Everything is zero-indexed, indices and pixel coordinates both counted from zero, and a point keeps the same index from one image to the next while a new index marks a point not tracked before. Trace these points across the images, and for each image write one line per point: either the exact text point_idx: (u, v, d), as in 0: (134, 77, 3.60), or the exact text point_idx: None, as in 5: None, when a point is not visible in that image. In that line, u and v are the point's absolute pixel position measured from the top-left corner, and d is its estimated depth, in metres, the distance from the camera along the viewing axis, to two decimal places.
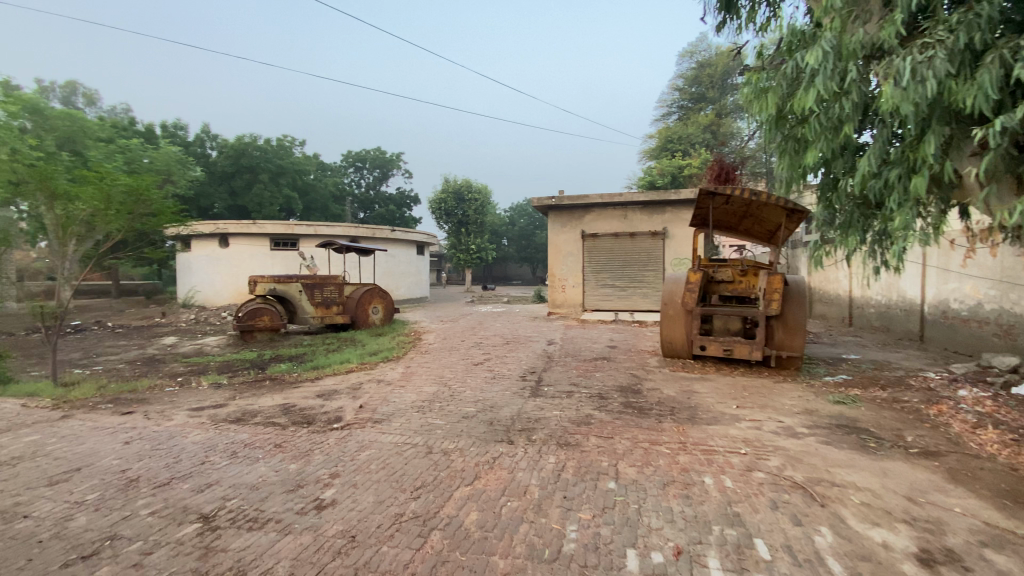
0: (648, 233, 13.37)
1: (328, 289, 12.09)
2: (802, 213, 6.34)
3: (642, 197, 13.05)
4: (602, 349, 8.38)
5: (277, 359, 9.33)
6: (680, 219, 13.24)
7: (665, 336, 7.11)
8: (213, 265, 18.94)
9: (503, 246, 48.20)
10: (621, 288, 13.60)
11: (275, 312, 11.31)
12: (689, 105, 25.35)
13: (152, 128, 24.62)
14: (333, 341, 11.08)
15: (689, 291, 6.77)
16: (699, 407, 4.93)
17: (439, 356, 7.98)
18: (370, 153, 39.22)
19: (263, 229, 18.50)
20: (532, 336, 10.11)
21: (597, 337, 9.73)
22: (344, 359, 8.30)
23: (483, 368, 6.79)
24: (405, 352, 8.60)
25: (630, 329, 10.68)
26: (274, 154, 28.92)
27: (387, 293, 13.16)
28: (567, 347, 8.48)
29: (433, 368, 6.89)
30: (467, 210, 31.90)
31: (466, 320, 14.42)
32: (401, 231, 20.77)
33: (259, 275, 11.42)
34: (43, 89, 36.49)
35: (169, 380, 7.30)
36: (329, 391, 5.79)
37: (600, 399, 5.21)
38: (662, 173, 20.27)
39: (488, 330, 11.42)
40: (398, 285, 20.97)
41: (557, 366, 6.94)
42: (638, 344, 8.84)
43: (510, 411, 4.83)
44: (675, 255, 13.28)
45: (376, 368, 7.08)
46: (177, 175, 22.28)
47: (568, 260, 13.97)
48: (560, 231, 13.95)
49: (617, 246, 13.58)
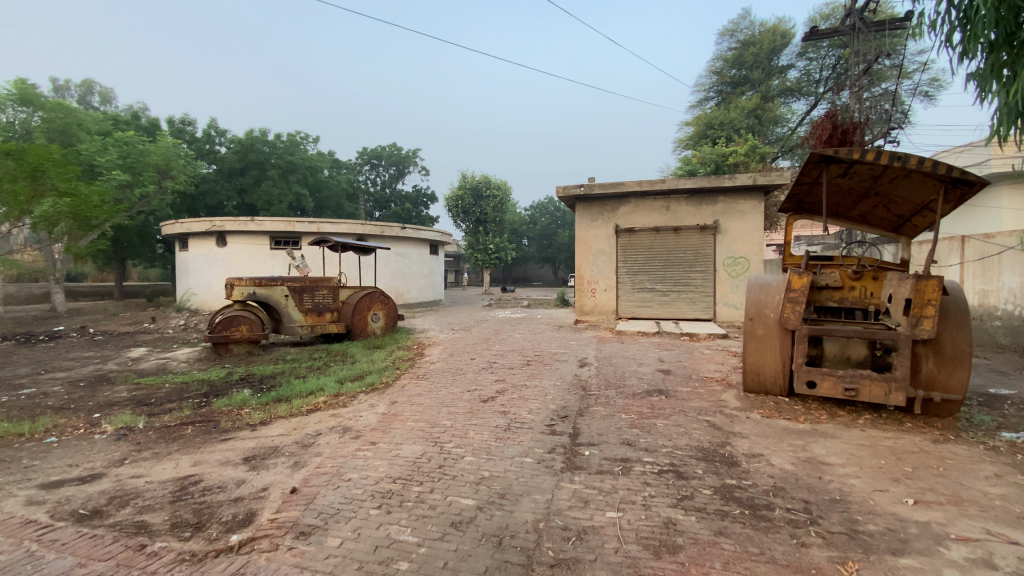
0: (695, 228, 11.26)
1: (320, 294, 10.37)
2: (973, 184, 4.19)
3: (689, 184, 10.96)
4: (652, 375, 6.39)
5: (246, 381, 7.60)
6: (734, 211, 11.11)
7: (750, 363, 5.13)
8: (209, 266, 17.51)
9: (524, 246, 46.30)
10: (663, 292, 11.53)
11: (255, 320, 9.56)
12: (728, 89, 23.01)
13: (157, 123, 23.48)
14: (322, 355, 9.33)
15: (791, 302, 4.72)
16: (854, 511, 2.89)
17: (438, 383, 6.10)
18: (385, 150, 37.74)
19: (262, 227, 16.93)
20: (559, 353, 8.16)
21: (641, 356, 7.70)
22: (320, 385, 6.49)
23: (494, 408, 4.89)
24: (399, 375, 6.77)
25: (680, 345, 8.64)
26: (285, 149, 27.63)
27: (390, 298, 11.37)
28: (605, 372, 6.52)
29: (426, 407, 5.00)
30: (485, 207, 30.05)
31: (480, 328, 12.54)
32: (413, 228, 19.06)
33: (237, 277, 9.70)
34: (60, 88, 36.34)
35: (86, 416, 5.58)
36: (265, 451, 3.94)
37: (679, 484, 3.22)
38: (704, 163, 17.78)
39: (506, 342, 9.52)
40: (409, 287, 19.29)
41: (598, 406, 4.98)
42: (698, 369, 6.80)
43: (532, 508, 2.89)
44: (728, 253, 11.15)
45: (352, 405, 5.25)
46: (176, 170, 20.66)
47: (598, 260, 11.94)
48: (590, 226, 11.94)
49: (658, 243, 11.52)
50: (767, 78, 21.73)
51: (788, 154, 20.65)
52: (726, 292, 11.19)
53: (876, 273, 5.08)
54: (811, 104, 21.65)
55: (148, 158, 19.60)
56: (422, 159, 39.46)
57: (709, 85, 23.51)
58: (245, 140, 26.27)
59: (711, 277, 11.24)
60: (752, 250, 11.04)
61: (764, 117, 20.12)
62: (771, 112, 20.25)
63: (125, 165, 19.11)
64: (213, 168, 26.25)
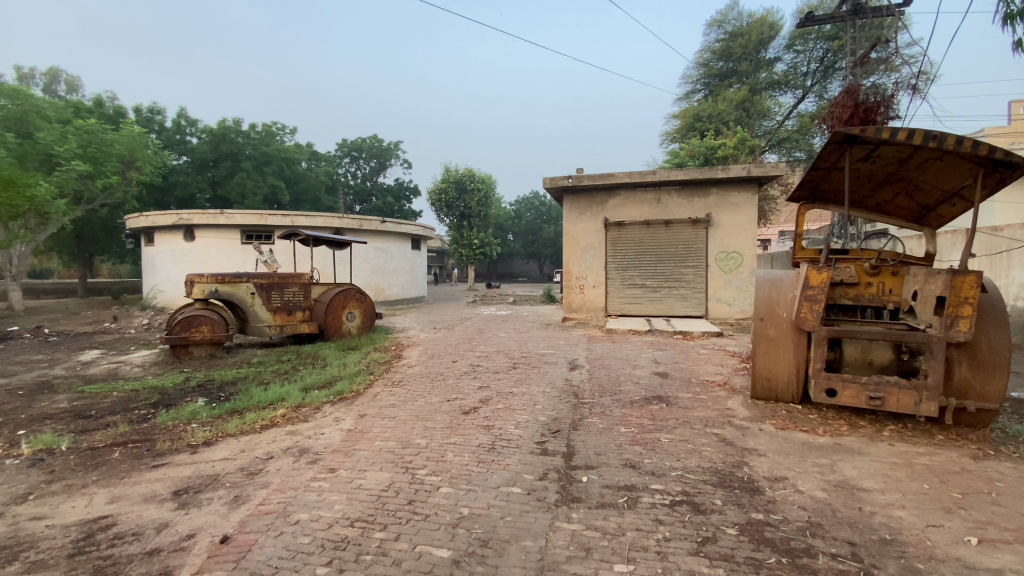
0: (687, 221, 10.79)
1: (289, 291, 9.68)
2: (1015, 169, 3.71)
3: (681, 175, 10.48)
4: (649, 380, 5.87)
5: (203, 388, 6.89)
6: (727, 203, 10.66)
7: (760, 368, 4.64)
8: (177, 261, 16.57)
9: (509, 241, 45.73)
10: (653, 288, 11.05)
11: (217, 320, 8.80)
12: (716, 82, 22.65)
13: (122, 111, 22.25)
14: (291, 358, 8.64)
15: (809, 301, 4.22)
16: (911, 556, 2.39)
17: (414, 391, 5.50)
18: (366, 142, 36.73)
19: (232, 220, 16.01)
20: (547, 353, 7.62)
21: (635, 357, 7.18)
22: (283, 394, 5.83)
23: (476, 421, 4.30)
24: (371, 382, 6.14)
25: (674, 344, 8.16)
26: (261, 140, 26.56)
27: (366, 295, 10.70)
28: (598, 376, 5.99)
29: (398, 421, 4.40)
30: (469, 201, 29.33)
31: (464, 326, 11.93)
32: (393, 222, 18.31)
33: (197, 273, 8.92)
34: (24, 76, 34.35)
35: (6, 434, 4.85)
36: (202, 482, 3.30)
37: (697, 522, 2.69)
38: (694, 155, 17.31)
39: (490, 342, 8.94)
40: (390, 283, 18.56)
41: (592, 417, 4.43)
42: (697, 372, 6.30)
43: (522, 560, 2.33)
44: (721, 247, 10.72)
45: (314, 419, 4.62)
46: (143, 160, 19.16)
47: (586, 255, 11.41)
48: (578, 219, 11.38)
49: (648, 237, 11.03)
50: (756, 70, 21.38)
51: (777, 147, 20.37)
52: (718, 288, 10.76)
53: (896, 268, 4.64)
54: (799, 97, 21.42)
55: (110, 147, 18.13)
56: (404, 152, 38.60)
57: (696, 78, 23.12)
58: (218, 130, 25.16)
59: (703, 273, 10.80)
60: (746, 244, 10.61)
61: (752, 109, 19.76)
62: (759, 104, 19.91)
63: (81, 154, 17.59)
64: (183, 159, 25.06)
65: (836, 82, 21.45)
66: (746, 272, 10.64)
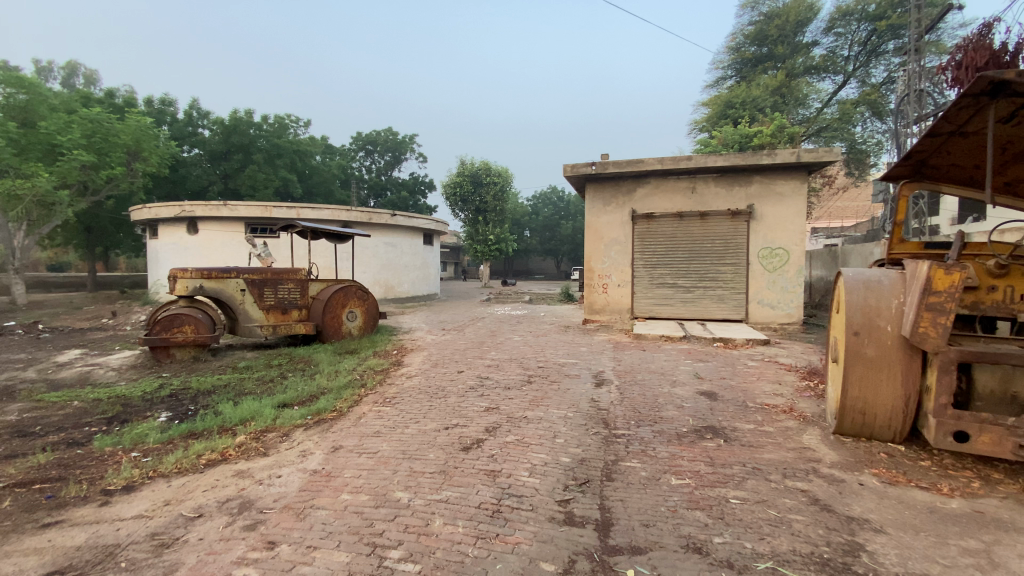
0: (725, 213, 9.65)
1: (284, 288, 8.81)
2: None
3: (720, 161, 9.30)
4: (694, 403, 4.78)
5: (174, 399, 6.04)
6: (772, 193, 9.52)
7: (852, 397, 3.56)
8: (180, 254, 15.93)
9: (526, 237, 44.68)
10: (686, 289, 9.91)
11: (203, 320, 7.96)
12: (750, 67, 21.24)
13: (132, 101, 21.81)
14: (281, 363, 7.76)
15: (931, 311, 3.13)
16: None
17: (408, 412, 4.53)
18: (381, 135, 36.01)
19: (235, 212, 15.27)
20: (569, 363, 6.59)
21: (673, 371, 6.11)
22: (253, 411, 4.90)
23: (477, 463, 3.29)
24: (360, 398, 5.19)
25: (715, 355, 7.04)
26: (273, 132, 25.97)
27: (369, 293, 9.80)
28: (632, 397, 4.93)
29: (380, 460, 3.42)
30: (485, 195, 28.33)
31: (475, 327, 10.96)
32: (404, 216, 17.42)
33: (180, 268, 8.09)
34: (41, 69, 34.44)
35: None
36: (90, 561, 2.36)
37: None
38: (726, 144, 16.03)
39: (502, 347, 7.94)
40: (400, 279, 17.69)
41: (630, 461, 3.38)
42: (752, 394, 5.19)
43: None
44: (764, 243, 9.59)
45: (276, 452, 3.67)
46: (148, 151, 18.48)
47: (611, 250, 10.29)
48: (602, 211, 10.28)
49: (681, 231, 9.89)
50: (794, 53, 19.93)
51: (815, 136, 18.94)
52: (760, 288, 9.63)
53: None
54: (839, 82, 19.96)
55: (116, 137, 17.53)
56: (419, 146, 37.87)
57: (728, 63, 21.75)
58: (229, 121, 24.61)
59: (744, 272, 9.65)
60: (793, 239, 9.45)
61: (790, 95, 18.38)
62: (797, 90, 18.53)
63: (86, 144, 16.97)
64: (195, 151, 24.57)
65: (881, 66, 19.95)
66: (793, 271, 9.48)
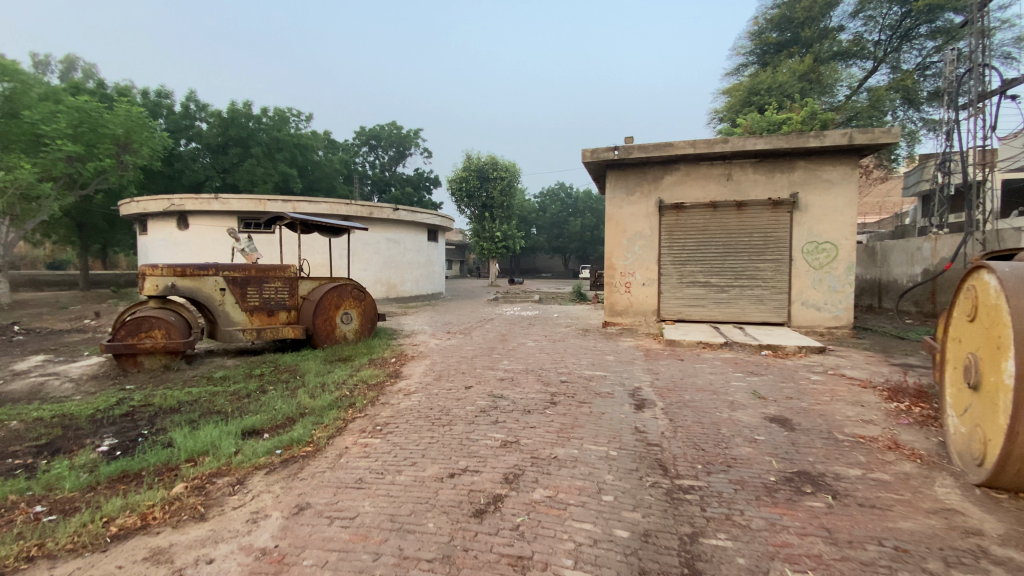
0: (764, 203, 8.60)
1: (270, 287, 7.85)
2: None
3: (761, 143, 8.24)
4: (768, 438, 3.73)
5: (129, 419, 5.08)
6: (818, 180, 8.47)
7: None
8: (170, 251, 15.03)
9: (533, 235, 43.61)
10: (720, 288, 8.85)
11: (176, 323, 6.97)
12: (773, 52, 20.07)
13: (126, 92, 20.92)
14: (262, 372, 6.77)
15: None
16: None
17: (404, 447, 3.52)
18: (384, 130, 35.01)
19: (227, 206, 14.31)
20: (597, 376, 5.55)
21: (725, 387, 5.07)
22: (210, 442, 3.91)
23: (497, 543, 2.29)
24: (345, 424, 4.18)
25: (768, 367, 5.99)
26: (273, 125, 25.06)
27: (366, 293, 8.82)
28: (687, 427, 3.89)
29: (360, 531, 2.42)
30: (491, 190, 27.27)
31: (483, 330, 9.96)
32: (407, 210, 16.42)
33: (150, 264, 7.07)
34: (38, 62, 33.74)
35: None
36: None
37: None
38: (752, 132, 14.92)
39: (515, 355, 6.93)
40: (403, 278, 16.73)
41: (715, 539, 2.36)
42: (834, 422, 4.14)
43: None
44: (808, 237, 8.53)
45: (218, 515, 2.67)
46: (139, 142, 17.57)
47: (635, 245, 9.24)
48: (625, 201, 9.23)
49: (714, 223, 8.83)
50: (823, 37, 18.73)
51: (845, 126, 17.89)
52: (804, 288, 8.56)
53: None
54: (869, 68, 18.82)
55: (104, 128, 16.53)
56: (423, 140, 36.98)
57: (749, 48, 20.61)
58: (227, 113, 23.70)
59: (785, 269, 8.60)
60: (843, 232, 8.39)
61: (819, 80, 17.21)
62: (826, 75, 17.39)
63: (72, 134, 16.01)
64: (192, 145, 23.65)
65: (914, 50, 18.78)
66: (841, 268, 8.41)
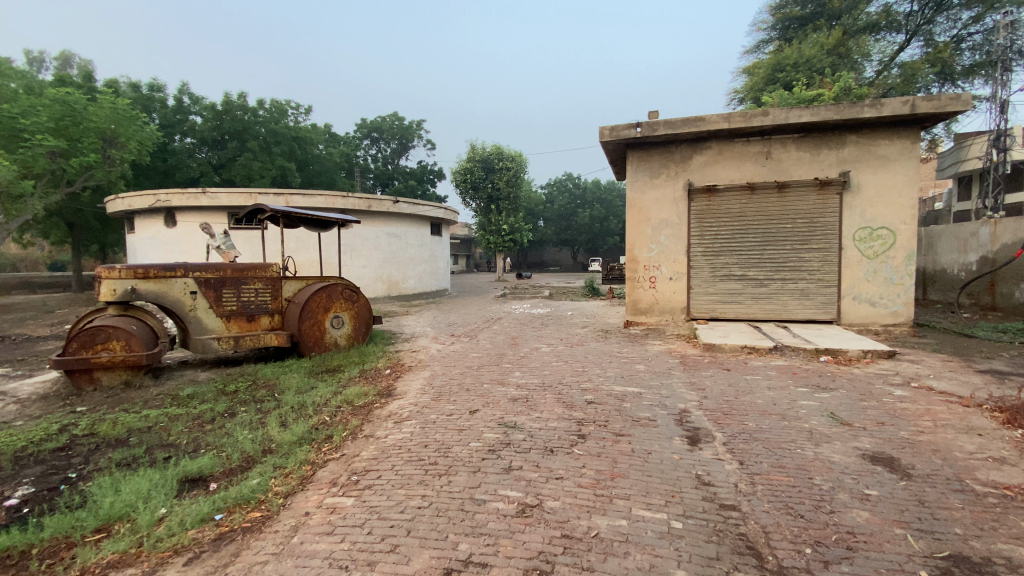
0: (810, 183, 7.53)
1: (249, 289, 6.93)
2: None
3: (807, 115, 7.16)
4: (883, 494, 2.73)
5: (63, 456, 4.17)
6: (872, 156, 7.38)
7: None
8: (159, 250, 14.21)
9: (541, 227, 42.55)
10: (759, 281, 7.80)
11: (138, 333, 6.05)
12: (796, 27, 18.81)
13: (115, 86, 20.06)
14: (237, 388, 5.84)
15: None
16: None
17: (385, 516, 2.55)
18: (386, 121, 34.01)
19: (216, 200, 13.40)
20: (632, 394, 4.55)
21: (797, 410, 4.05)
22: (137, 499, 2.99)
23: None
24: (315, 469, 3.22)
25: (835, 378, 4.97)
26: (271, 118, 24.23)
27: (360, 293, 7.88)
28: (767, 476, 2.90)
29: None
30: (497, 181, 26.19)
31: (491, 332, 9.00)
32: (408, 202, 15.43)
33: (107, 265, 6.14)
34: (33, 59, 33.06)
35: None
36: None
37: None
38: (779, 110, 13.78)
39: (528, 365, 5.95)
40: (405, 275, 15.80)
41: None
42: (958, 464, 3.13)
43: None
44: (861, 222, 7.45)
45: None
46: (125, 135, 16.73)
47: (661, 234, 8.20)
48: (650, 185, 8.19)
49: (752, 208, 7.78)
50: (851, 8, 17.43)
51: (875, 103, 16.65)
52: (857, 280, 7.50)
53: None
54: (901, 41, 17.52)
55: (88, 122, 15.72)
56: (427, 132, 35.90)
57: (770, 23, 19.34)
58: (222, 106, 22.85)
59: (834, 259, 7.54)
60: (901, 216, 7.31)
61: (849, 54, 15.96)
62: (855, 49, 16.15)
63: (54, 128, 15.19)
64: (187, 140, 22.76)
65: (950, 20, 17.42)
66: (900, 257, 7.34)
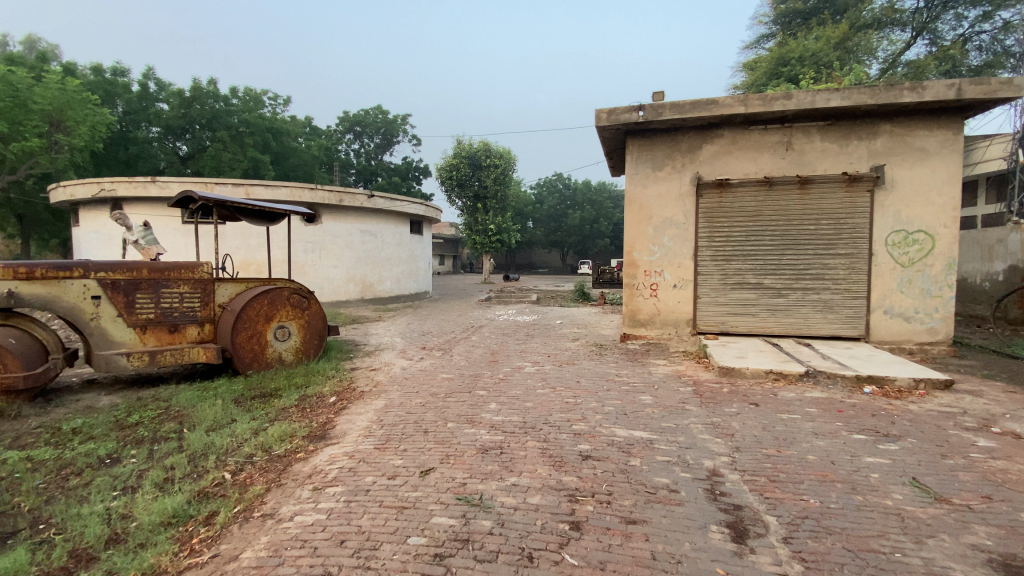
0: (837, 178, 6.52)
1: (172, 294, 5.72)
2: None
3: (836, 98, 6.14)
4: None
5: None
6: (909, 148, 6.38)
7: None
8: (106, 245, 12.85)
9: (530, 228, 41.48)
10: (777, 291, 6.77)
11: (15, 349, 4.78)
12: (798, 22, 18.05)
13: (72, 67, 18.59)
14: (139, 420, 4.63)
15: None
16: None
17: None
18: (369, 115, 32.74)
19: (167, 190, 12.07)
20: (642, 444, 3.42)
21: (867, 475, 2.96)
22: None
23: None
24: None
25: (894, 421, 3.89)
26: (245, 108, 22.85)
27: (311, 299, 6.70)
28: None
29: None
30: (484, 179, 25.01)
31: (469, 344, 7.86)
32: (384, 197, 14.13)
33: None
34: None
35: None
36: None
37: None
38: None
39: (506, 393, 4.80)
40: (381, 276, 14.59)
41: None
42: None
43: None
44: (896, 223, 6.44)
45: None
46: (76, 119, 15.28)
47: (664, 234, 7.14)
48: (652, 179, 7.12)
49: (770, 207, 6.75)
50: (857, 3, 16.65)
51: None
52: (889, 291, 6.49)
53: None
54: (908, 38, 16.82)
55: (33, 104, 14.29)
56: (413, 127, 34.67)
57: (771, 17, 18.59)
58: (189, 92, 21.43)
59: (864, 267, 6.53)
60: (942, 217, 6.33)
61: (856, 49, 15.14)
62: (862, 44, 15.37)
63: None
64: (152, 129, 21.29)
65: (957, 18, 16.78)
66: (939, 265, 6.35)
